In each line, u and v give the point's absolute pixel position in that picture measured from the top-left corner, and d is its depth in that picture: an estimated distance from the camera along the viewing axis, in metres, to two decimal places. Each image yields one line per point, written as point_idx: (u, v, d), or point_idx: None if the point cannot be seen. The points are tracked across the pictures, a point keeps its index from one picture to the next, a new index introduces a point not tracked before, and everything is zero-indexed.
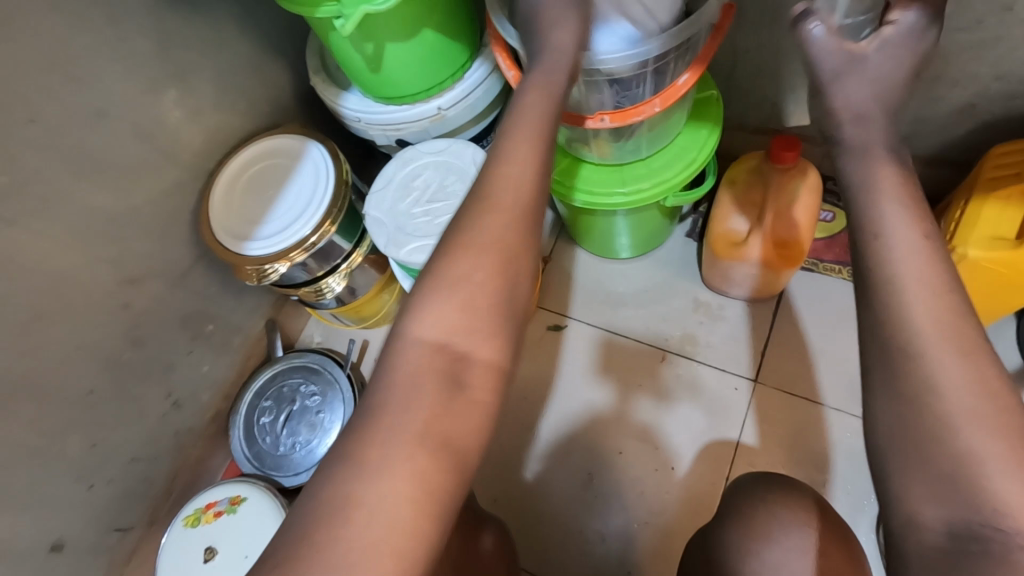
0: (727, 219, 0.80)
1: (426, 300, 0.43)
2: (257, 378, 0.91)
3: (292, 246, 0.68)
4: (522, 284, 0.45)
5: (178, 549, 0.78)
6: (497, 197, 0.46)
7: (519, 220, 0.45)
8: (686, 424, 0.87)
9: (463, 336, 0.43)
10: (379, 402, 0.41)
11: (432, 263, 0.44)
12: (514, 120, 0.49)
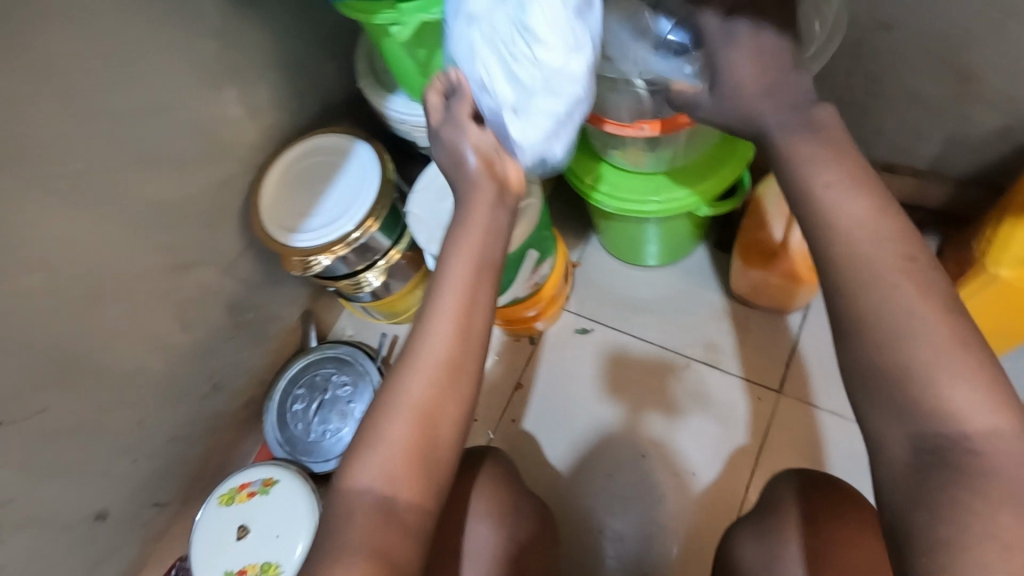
0: (763, 228, 0.81)
1: (366, 448, 0.47)
2: (291, 366, 0.95)
3: (336, 241, 0.72)
4: (454, 423, 0.48)
5: (212, 526, 0.81)
6: (429, 348, 0.48)
7: (447, 371, 0.47)
8: (699, 434, 0.88)
9: (398, 478, 0.46)
10: (327, 535, 0.46)
11: (368, 418, 0.48)
12: (443, 277, 0.49)
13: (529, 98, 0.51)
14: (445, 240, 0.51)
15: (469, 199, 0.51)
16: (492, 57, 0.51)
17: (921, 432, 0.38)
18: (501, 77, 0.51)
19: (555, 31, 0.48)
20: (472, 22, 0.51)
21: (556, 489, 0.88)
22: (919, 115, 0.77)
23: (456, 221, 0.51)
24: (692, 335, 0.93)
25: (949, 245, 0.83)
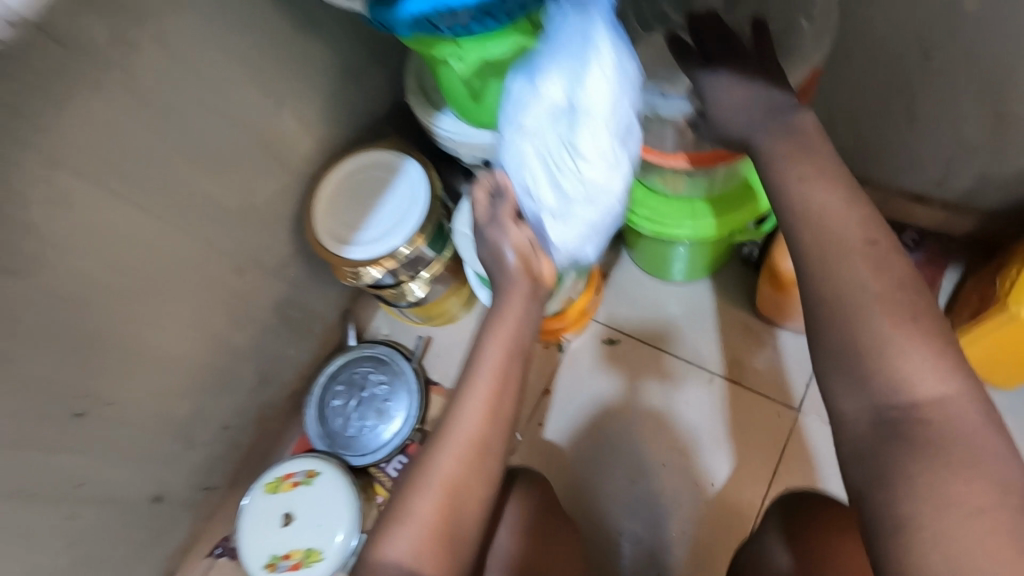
0: (781, 260, 0.83)
1: (397, 525, 0.54)
2: (330, 363, 1.00)
3: (385, 254, 0.76)
4: (474, 502, 0.55)
5: (260, 512, 0.87)
6: (455, 436, 0.55)
7: (471, 458, 0.54)
8: (697, 405, 0.94)
9: (425, 550, 0.53)
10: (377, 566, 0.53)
11: (400, 496, 0.55)
12: (477, 368, 0.56)
13: (570, 210, 0.55)
14: (482, 330, 0.58)
15: (506, 295, 0.58)
16: (538, 172, 0.54)
17: (876, 407, 0.45)
18: (546, 191, 0.55)
19: (602, 158, 0.52)
20: (523, 136, 0.54)
21: (580, 492, 0.93)
22: (952, 153, 0.79)
23: (493, 313, 0.58)
24: (717, 350, 0.96)
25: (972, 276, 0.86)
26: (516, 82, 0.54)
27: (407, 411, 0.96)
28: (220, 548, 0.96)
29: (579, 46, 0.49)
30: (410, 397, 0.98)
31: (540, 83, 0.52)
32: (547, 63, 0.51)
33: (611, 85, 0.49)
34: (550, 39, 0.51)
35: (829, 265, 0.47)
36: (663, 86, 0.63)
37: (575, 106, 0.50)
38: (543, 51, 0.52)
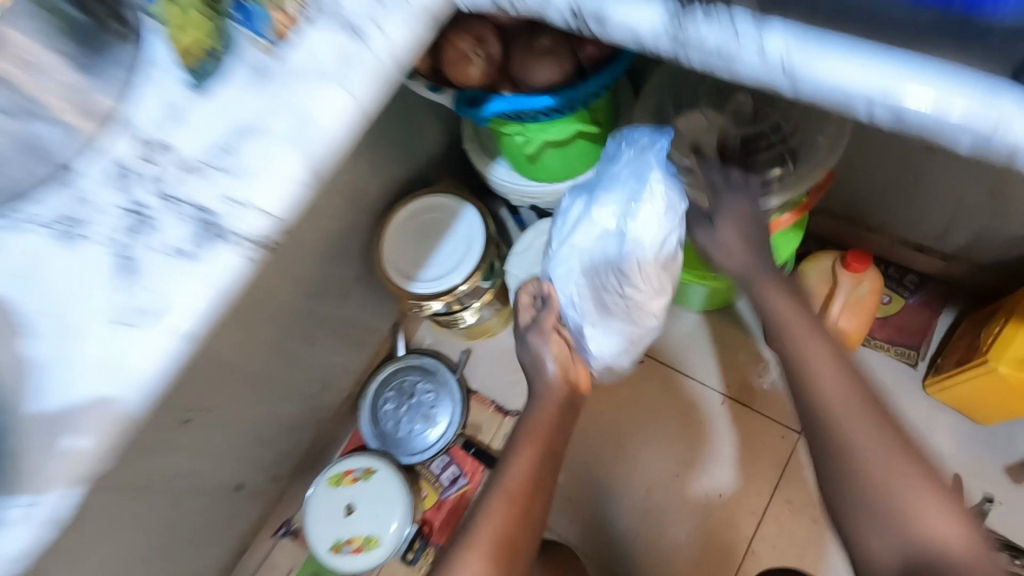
0: None
1: None
2: (382, 370, 1.12)
3: (445, 291, 0.87)
4: None
5: (324, 501, 1.00)
6: (478, 537, 0.57)
7: (496, 557, 0.56)
8: (702, 403, 1.07)
9: None
10: None
11: None
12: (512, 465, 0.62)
13: (610, 308, 0.71)
14: (515, 434, 0.65)
15: (543, 402, 0.67)
16: (587, 279, 0.69)
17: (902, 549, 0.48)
18: (591, 294, 0.70)
19: (642, 274, 0.67)
20: (575, 250, 0.69)
21: (600, 497, 1.05)
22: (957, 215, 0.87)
23: (528, 420, 0.66)
24: (730, 375, 1.07)
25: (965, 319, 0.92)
26: (579, 200, 0.69)
27: (452, 418, 1.09)
28: (283, 528, 1.10)
29: (635, 187, 0.64)
30: (454, 405, 1.10)
31: (597, 209, 0.66)
32: (605, 195, 0.66)
33: (658, 220, 0.63)
34: (610, 175, 0.65)
35: (839, 407, 0.52)
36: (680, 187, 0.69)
37: (625, 231, 0.65)
38: (604, 182, 0.67)
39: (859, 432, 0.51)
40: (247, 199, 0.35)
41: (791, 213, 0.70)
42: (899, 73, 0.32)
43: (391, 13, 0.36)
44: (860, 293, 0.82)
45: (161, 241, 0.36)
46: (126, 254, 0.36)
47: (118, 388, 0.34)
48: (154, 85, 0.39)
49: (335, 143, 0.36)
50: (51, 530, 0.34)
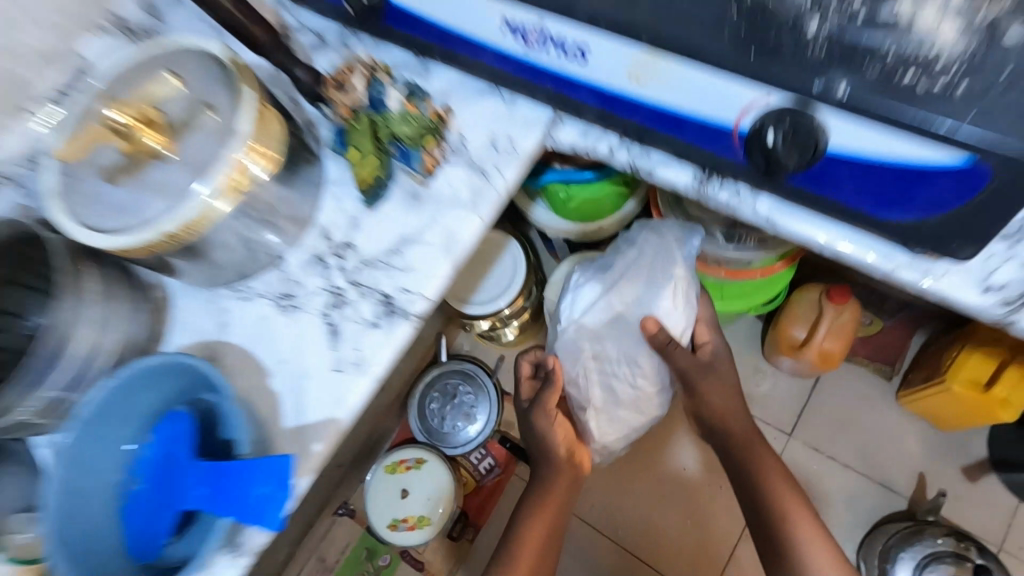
0: (790, 329, 1.04)
1: None
2: (427, 374, 1.27)
3: (490, 312, 1.03)
4: None
5: (382, 485, 1.18)
6: None
7: None
8: None
9: None
10: None
11: None
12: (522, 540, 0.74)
13: (617, 389, 0.81)
14: (526, 507, 0.77)
15: (549, 479, 0.77)
16: (595, 350, 0.80)
17: None
18: (596, 366, 0.80)
19: (647, 356, 0.80)
20: (589, 327, 0.80)
21: None
22: None
23: (538, 496, 0.77)
24: None
25: (935, 339, 1.04)
26: (594, 282, 0.81)
27: (489, 417, 1.24)
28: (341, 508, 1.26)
29: (653, 281, 0.79)
30: (490, 405, 1.25)
31: (615, 291, 0.80)
32: (626, 283, 0.80)
33: (670, 308, 0.78)
34: (631, 266, 0.80)
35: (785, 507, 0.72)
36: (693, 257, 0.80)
37: (634, 314, 0.79)
38: (625, 271, 0.80)
39: (808, 544, 0.70)
40: (415, 290, 0.48)
41: (786, 260, 0.85)
42: (840, 234, 0.42)
43: (505, 157, 0.50)
44: (841, 320, 0.98)
45: (356, 314, 0.48)
46: (330, 323, 0.49)
47: (331, 416, 0.46)
48: (329, 199, 0.52)
49: (471, 249, 0.50)
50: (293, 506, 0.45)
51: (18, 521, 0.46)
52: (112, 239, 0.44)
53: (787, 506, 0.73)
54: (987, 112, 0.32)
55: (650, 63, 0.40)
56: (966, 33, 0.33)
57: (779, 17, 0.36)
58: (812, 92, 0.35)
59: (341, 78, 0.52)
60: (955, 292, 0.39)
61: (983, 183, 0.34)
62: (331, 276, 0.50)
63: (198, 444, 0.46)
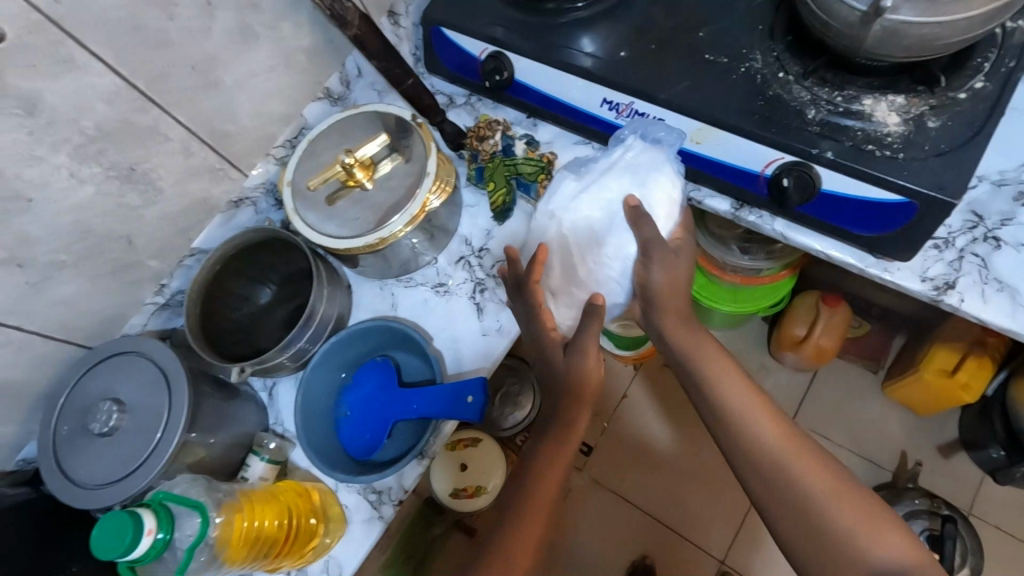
0: (792, 326, 1.25)
1: None
2: None
3: None
4: None
5: (442, 461, 1.34)
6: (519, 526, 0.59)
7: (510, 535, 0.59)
8: None
9: None
10: None
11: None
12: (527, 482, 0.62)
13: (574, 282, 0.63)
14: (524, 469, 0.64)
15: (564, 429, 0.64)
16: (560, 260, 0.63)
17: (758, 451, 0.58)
18: (574, 283, 0.64)
19: (612, 254, 0.61)
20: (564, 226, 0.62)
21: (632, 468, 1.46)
22: None
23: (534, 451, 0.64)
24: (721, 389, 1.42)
25: (911, 340, 1.25)
26: (567, 176, 0.64)
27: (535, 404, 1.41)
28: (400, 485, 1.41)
29: (638, 171, 0.61)
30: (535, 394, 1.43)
31: (600, 182, 0.61)
32: (610, 178, 0.61)
33: (661, 201, 0.61)
34: (620, 161, 0.62)
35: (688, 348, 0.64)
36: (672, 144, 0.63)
37: (615, 212, 0.61)
38: (612, 165, 0.62)
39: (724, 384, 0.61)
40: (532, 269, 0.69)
41: (787, 269, 1.09)
42: (826, 243, 0.62)
43: None
44: (834, 319, 1.18)
45: (495, 297, 0.69)
46: (477, 302, 0.70)
47: (481, 365, 0.67)
48: (466, 217, 0.74)
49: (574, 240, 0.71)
50: (446, 436, 0.63)
51: (262, 438, 0.65)
52: (337, 241, 0.65)
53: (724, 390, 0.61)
54: (912, 170, 0.53)
55: (706, 132, 0.61)
56: (902, 124, 0.55)
57: (790, 107, 0.58)
58: (810, 153, 0.56)
59: (481, 132, 0.73)
60: (903, 281, 0.59)
61: (914, 212, 0.54)
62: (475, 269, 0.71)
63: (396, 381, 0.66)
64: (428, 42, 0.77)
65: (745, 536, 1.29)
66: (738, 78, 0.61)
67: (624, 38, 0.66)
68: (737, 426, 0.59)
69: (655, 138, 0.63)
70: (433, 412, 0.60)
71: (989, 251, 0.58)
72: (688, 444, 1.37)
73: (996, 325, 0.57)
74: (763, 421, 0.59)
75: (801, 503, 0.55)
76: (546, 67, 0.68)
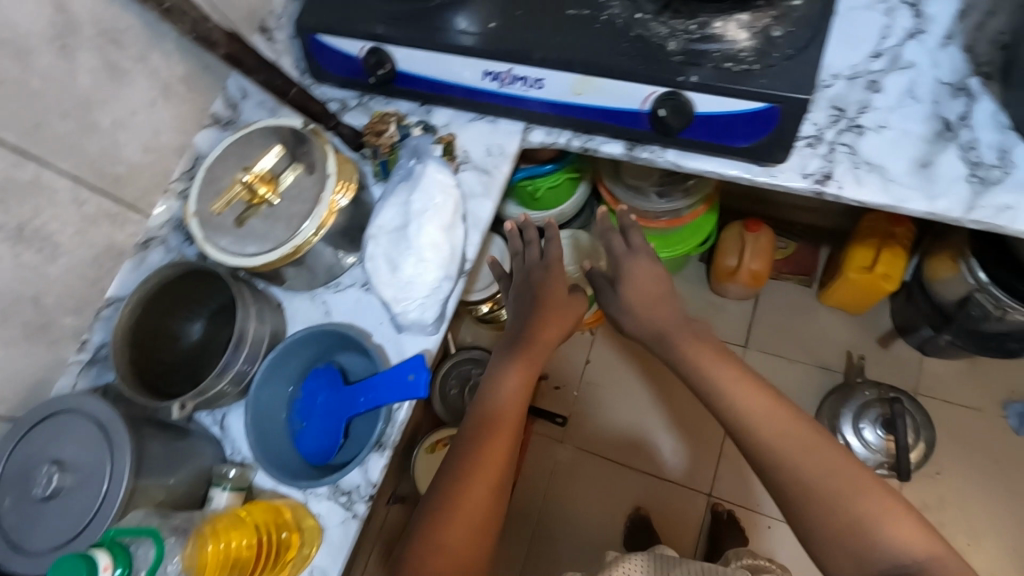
0: (723, 259, 1.31)
1: (449, 471, 0.67)
2: (444, 366, 1.43)
3: (485, 297, 1.26)
4: (475, 459, 0.67)
5: (427, 465, 1.33)
6: (501, 424, 0.70)
7: (481, 428, 0.70)
8: None
9: (446, 477, 0.67)
10: (450, 489, 0.66)
11: (446, 462, 0.69)
12: (495, 386, 0.74)
13: (425, 262, 0.64)
14: (499, 368, 0.75)
15: (527, 348, 0.76)
16: (435, 244, 0.64)
17: (767, 453, 0.61)
18: (402, 272, 0.64)
19: (425, 233, 0.64)
20: (381, 230, 0.65)
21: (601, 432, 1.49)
22: None
23: (504, 355, 0.76)
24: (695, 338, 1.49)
25: (836, 248, 1.34)
26: (384, 194, 0.67)
27: None
28: (393, 497, 1.43)
29: (409, 175, 0.67)
30: None
31: (398, 188, 0.66)
32: (399, 186, 0.67)
33: (444, 180, 0.66)
34: (407, 167, 0.68)
35: (691, 358, 0.69)
36: (485, 142, 0.74)
37: (427, 196, 0.65)
38: (408, 171, 0.67)
39: (742, 391, 0.64)
40: (448, 256, 0.65)
41: (705, 204, 1.17)
42: (714, 163, 0.66)
43: (499, 158, 0.73)
44: (757, 242, 1.26)
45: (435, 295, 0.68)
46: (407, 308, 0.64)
47: (424, 344, 0.66)
48: None
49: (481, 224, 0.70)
50: (403, 427, 0.63)
51: (220, 469, 0.64)
52: (254, 259, 0.65)
53: (741, 396, 0.64)
54: (768, 78, 0.58)
55: (585, 81, 0.65)
56: (752, 38, 0.59)
57: (651, 43, 0.62)
58: (678, 81, 0.60)
59: (376, 127, 0.72)
60: (787, 182, 0.64)
61: (779, 116, 0.59)
62: (384, 283, 0.64)
63: (345, 380, 0.67)
64: (308, 52, 0.77)
65: (733, 477, 1.34)
66: (602, 26, 0.64)
67: (493, 10, 0.68)
68: (752, 433, 0.62)
69: (419, 152, 0.70)
70: (377, 400, 0.61)
71: (855, 139, 0.64)
72: (678, 433, 1.39)
73: (875, 203, 0.62)
74: (775, 419, 0.62)
75: (811, 497, 0.58)
76: (424, 52, 0.70)
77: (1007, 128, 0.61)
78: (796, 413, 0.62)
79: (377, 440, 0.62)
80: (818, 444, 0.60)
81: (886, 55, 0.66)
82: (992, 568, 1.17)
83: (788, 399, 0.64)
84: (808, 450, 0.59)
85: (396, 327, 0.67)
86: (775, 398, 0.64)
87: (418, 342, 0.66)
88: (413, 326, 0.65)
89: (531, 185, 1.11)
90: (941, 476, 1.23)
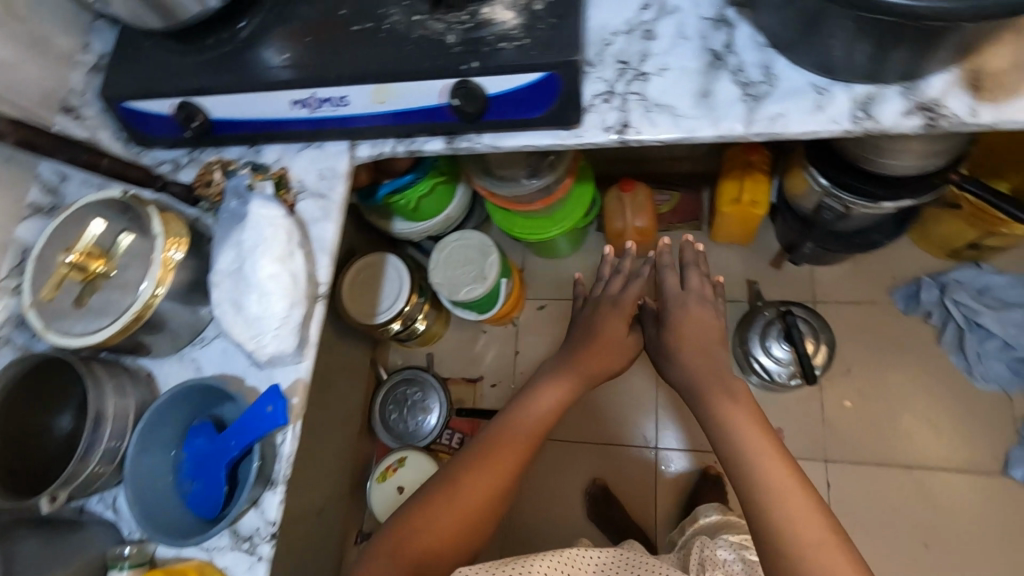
0: (612, 222, 1.36)
1: (453, 463, 0.80)
2: (378, 394, 1.43)
3: (393, 316, 1.27)
4: (480, 467, 0.78)
5: (379, 494, 1.31)
6: (518, 436, 0.82)
7: (502, 446, 0.80)
8: None
9: (449, 468, 0.80)
10: (448, 483, 0.77)
11: (454, 459, 0.81)
12: (536, 403, 0.87)
13: (269, 297, 0.64)
14: (540, 384, 0.89)
15: (569, 370, 0.90)
16: (275, 276, 0.65)
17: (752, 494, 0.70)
18: (251, 311, 0.64)
19: (263, 269, 0.65)
20: (220, 277, 0.66)
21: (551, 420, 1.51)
22: None
23: (550, 372, 0.91)
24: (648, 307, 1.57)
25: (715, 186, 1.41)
26: (217, 241, 0.68)
27: (440, 402, 1.40)
28: (361, 535, 1.41)
29: (236, 217, 0.68)
30: (437, 391, 1.41)
31: (230, 232, 0.67)
32: (230, 228, 0.67)
33: (273, 215, 0.67)
34: (234, 207, 0.69)
35: (715, 409, 0.79)
36: (316, 167, 0.75)
37: (257, 234, 0.66)
38: (236, 211, 0.69)
39: (755, 437, 0.74)
40: (291, 286, 0.66)
41: (569, 175, 1.20)
42: (525, 135, 0.69)
43: (332, 180, 0.74)
44: (635, 200, 1.32)
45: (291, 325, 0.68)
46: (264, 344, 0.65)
47: (294, 375, 0.66)
48: None
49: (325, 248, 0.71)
50: (289, 461, 0.64)
51: (116, 550, 0.63)
52: (94, 335, 0.63)
53: (750, 446, 0.73)
54: (538, 48, 0.62)
55: (383, 90, 0.67)
56: (517, 16, 0.64)
57: (432, 40, 0.66)
58: (462, 70, 0.63)
59: (205, 178, 0.74)
60: (592, 138, 0.68)
61: (559, 80, 0.63)
62: (233, 325, 0.65)
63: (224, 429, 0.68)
64: (123, 121, 0.77)
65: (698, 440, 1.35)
66: (386, 35, 0.67)
67: (283, 41, 0.71)
68: (752, 478, 0.71)
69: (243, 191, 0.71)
70: (249, 440, 0.62)
71: (643, 85, 0.69)
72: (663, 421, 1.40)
73: (671, 139, 0.67)
74: (773, 467, 0.71)
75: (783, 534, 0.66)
76: (229, 95, 0.71)
77: (764, 46, 0.67)
78: (788, 467, 0.71)
79: (264, 479, 0.63)
80: (804, 495, 0.68)
81: (654, 4, 0.71)
82: (917, 445, 1.25)
83: (787, 458, 0.72)
84: (793, 500, 0.68)
85: (259, 365, 0.67)
86: (770, 452, 0.72)
87: (284, 374, 0.67)
88: (275, 360, 0.66)
89: (402, 198, 1.13)
90: (854, 373, 1.32)
